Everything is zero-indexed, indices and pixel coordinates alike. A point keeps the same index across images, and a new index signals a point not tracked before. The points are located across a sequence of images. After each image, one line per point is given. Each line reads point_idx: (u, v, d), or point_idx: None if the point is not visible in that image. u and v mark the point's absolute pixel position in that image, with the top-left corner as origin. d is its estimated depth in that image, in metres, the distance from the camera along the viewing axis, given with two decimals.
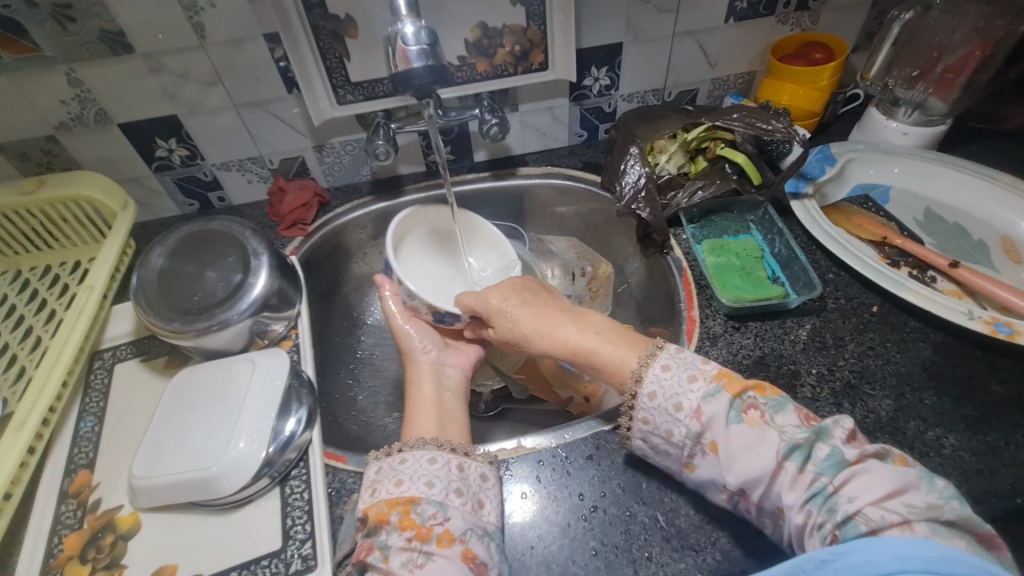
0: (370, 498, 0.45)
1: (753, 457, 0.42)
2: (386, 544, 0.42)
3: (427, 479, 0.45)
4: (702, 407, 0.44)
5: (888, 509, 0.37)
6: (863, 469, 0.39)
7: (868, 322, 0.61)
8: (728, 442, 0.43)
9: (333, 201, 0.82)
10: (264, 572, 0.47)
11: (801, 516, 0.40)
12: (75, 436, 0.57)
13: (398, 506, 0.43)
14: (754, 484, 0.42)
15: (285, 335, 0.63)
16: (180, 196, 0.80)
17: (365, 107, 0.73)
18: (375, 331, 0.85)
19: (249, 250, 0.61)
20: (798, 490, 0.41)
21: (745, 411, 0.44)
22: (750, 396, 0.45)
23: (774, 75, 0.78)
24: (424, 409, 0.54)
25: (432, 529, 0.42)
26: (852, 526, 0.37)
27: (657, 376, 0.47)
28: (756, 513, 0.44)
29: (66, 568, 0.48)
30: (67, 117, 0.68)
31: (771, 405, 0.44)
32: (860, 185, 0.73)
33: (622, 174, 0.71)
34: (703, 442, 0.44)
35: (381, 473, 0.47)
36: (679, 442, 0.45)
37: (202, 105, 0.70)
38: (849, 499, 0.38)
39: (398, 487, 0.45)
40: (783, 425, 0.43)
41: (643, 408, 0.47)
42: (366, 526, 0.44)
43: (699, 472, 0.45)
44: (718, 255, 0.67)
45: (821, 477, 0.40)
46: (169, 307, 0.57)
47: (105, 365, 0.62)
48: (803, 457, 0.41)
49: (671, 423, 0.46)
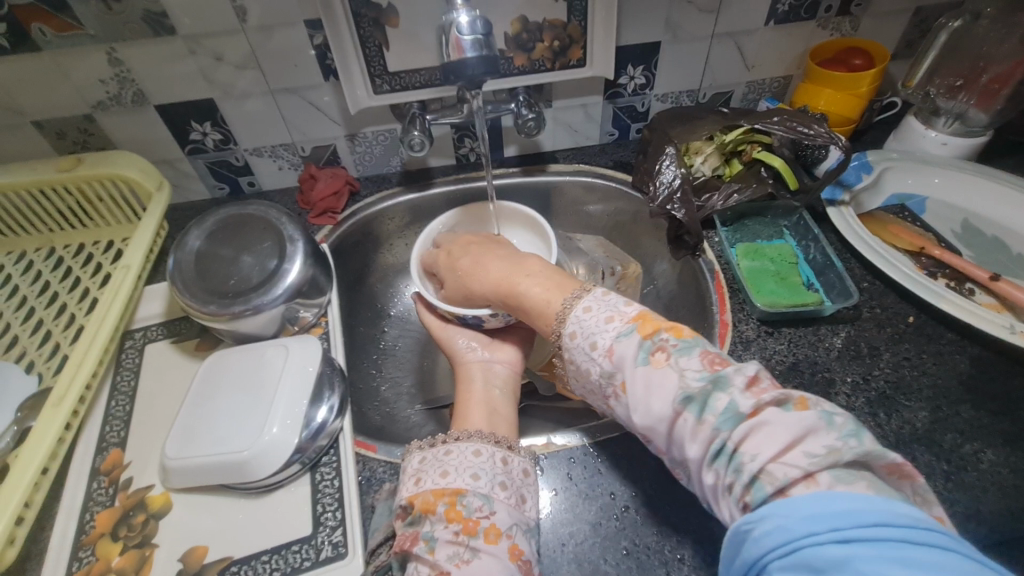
0: (415, 487, 0.45)
1: (650, 401, 0.41)
2: (431, 535, 0.42)
3: (473, 472, 0.45)
4: (614, 347, 0.44)
5: (788, 464, 0.34)
6: (760, 421, 0.36)
7: (904, 332, 0.60)
8: (634, 383, 0.42)
9: (362, 190, 0.82)
10: (294, 557, 0.47)
11: (713, 477, 0.37)
12: (106, 415, 0.57)
13: (444, 497, 0.43)
14: (660, 430, 0.40)
15: (315, 323, 0.63)
16: (211, 179, 0.80)
17: (401, 97, 0.73)
18: (399, 322, 0.85)
19: (285, 236, 0.61)
20: (700, 443, 0.38)
21: (653, 353, 0.42)
22: (661, 337, 0.43)
23: (811, 79, 0.77)
24: (474, 406, 0.54)
25: (479, 522, 0.42)
26: (759, 488, 0.34)
27: (578, 317, 0.48)
28: (669, 466, 0.42)
29: (98, 544, 0.49)
30: (105, 96, 0.68)
31: (679, 347, 0.42)
32: (896, 194, 0.72)
33: (657, 174, 0.71)
34: (616, 382, 0.44)
35: (426, 463, 0.47)
36: (597, 380, 0.45)
37: (239, 89, 0.70)
38: (751, 457, 0.35)
39: (445, 478, 0.45)
40: (685, 369, 0.40)
41: (568, 348, 0.47)
42: (409, 515, 0.45)
43: (619, 413, 0.44)
44: (752, 259, 0.66)
45: (719, 432, 0.37)
46: (205, 290, 0.57)
47: (136, 345, 0.63)
48: (699, 407, 0.38)
49: (588, 362, 0.46)
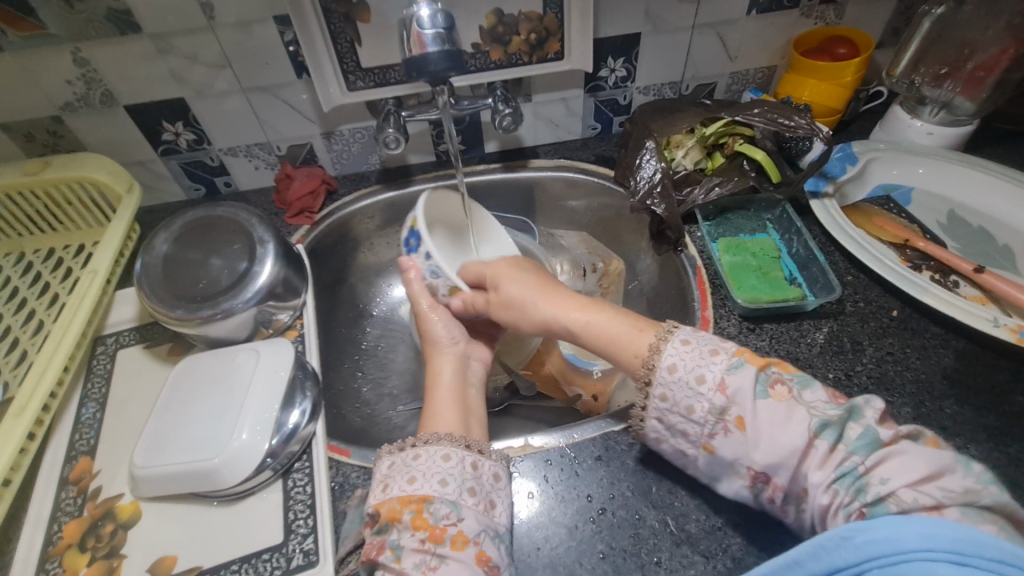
0: (382, 494, 0.44)
1: (780, 435, 0.41)
2: (398, 543, 0.42)
3: (441, 477, 0.44)
4: (726, 380, 0.44)
5: (922, 492, 0.36)
6: (898, 450, 0.38)
7: (887, 326, 0.59)
8: (755, 415, 0.42)
9: (341, 189, 0.81)
10: (264, 565, 0.47)
11: (827, 496, 0.39)
12: (76, 423, 0.56)
13: (410, 504, 0.43)
14: (780, 466, 0.41)
15: (290, 325, 0.62)
16: (186, 180, 0.79)
17: (375, 94, 0.71)
18: (380, 322, 0.84)
19: (255, 237, 0.59)
20: (827, 469, 0.40)
21: (772, 385, 0.44)
22: (775, 371, 0.45)
23: (795, 69, 0.76)
24: (445, 402, 0.53)
25: (445, 530, 0.42)
26: (882, 507, 0.36)
27: (675, 349, 0.47)
28: (778, 501, 0.43)
29: (65, 556, 0.48)
30: (73, 98, 0.67)
31: (798, 381, 0.44)
32: (881, 185, 0.71)
33: (636, 168, 0.70)
34: (728, 418, 0.44)
35: (394, 469, 0.46)
36: (700, 419, 0.44)
37: (211, 88, 0.69)
38: (882, 481, 0.37)
39: (411, 484, 0.44)
40: (809, 402, 0.43)
41: (663, 382, 0.46)
42: (376, 523, 0.44)
43: (721, 451, 0.44)
44: (734, 254, 0.65)
45: (854, 456, 0.39)
46: (172, 295, 0.56)
47: (108, 351, 0.61)
48: (835, 436, 0.40)
49: (693, 397, 0.45)
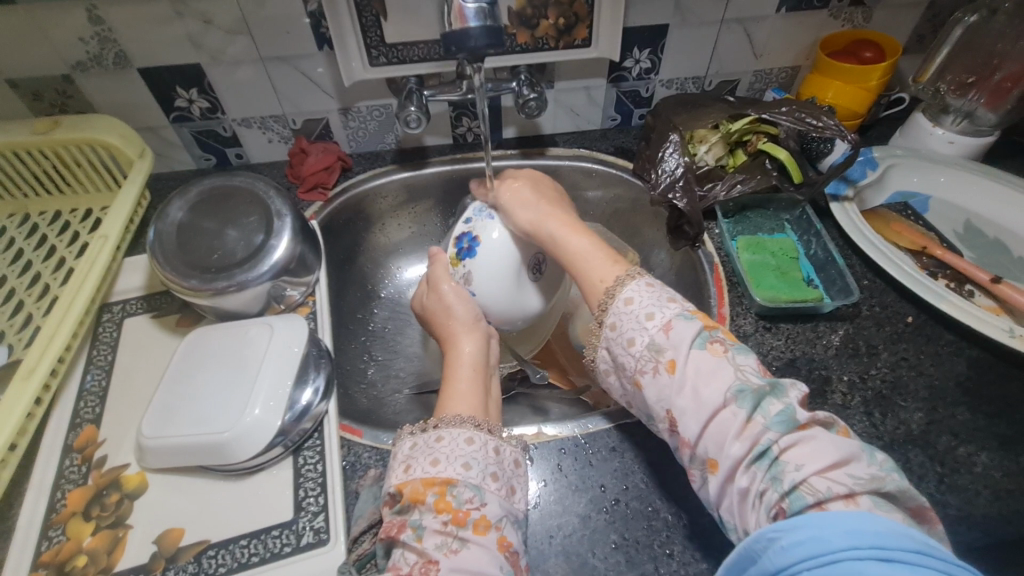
0: (404, 475, 0.44)
1: (701, 386, 0.41)
2: (419, 523, 0.41)
3: (464, 461, 0.43)
4: (672, 323, 0.45)
5: (833, 480, 0.35)
6: (810, 435, 0.38)
7: (902, 332, 0.59)
8: (685, 364, 0.43)
9: (355, 167, 0.80)
10: (274, 542, 0.46)
11: (745, 478, 0.38)
12: (81, 390, 0.55)
13: (434, 486, 0.42)
14: (697, 417, 0.41)
15: (302, 302, 0.61)
16: (197, 150, 0.77)
17: (397, 71, 0.70)
18: (389, 304, 0.83)
19: (273, 209, 0.58)
20: (743, 441, 0.39)
21: (710, 341, 0.44)
22: (719, 334, 0.45)
23: (820, 70, 0.75)
24: (466, 382, 0.51)
25: (468, 513, 0.41)
26: (797, 497, 0.35)
27: (619, 310, 0.48)
28: (688, 462, 0.42)
29: (69, 524, 0.47)
30: (86, 57, 0.65)
31: (734, 346, 0.44)
32: (900, 191, 0.71)
33: (659, 161, 0.69)
34: (661, 359, 0.44)
35: (416, 449, 0.45)
36: (637, 352, 0.45)
37: (229, 55, 0.67)
38: (796, 467, 0.36)
39: (435, 466, 0.43)
40: (740, 365, 0.42)
41: (616, 313, 0.48)
42: (397, 502, 0.43)
43: (645, 389, 0.44)
44: (753, 252, 0.65)
45: (769, 433, 0.38)
46: (187, 264, 0.54)
47: (114, 319, 0.60)
48: (753, 405, 0.39)
49: (637, 330, 0.46)
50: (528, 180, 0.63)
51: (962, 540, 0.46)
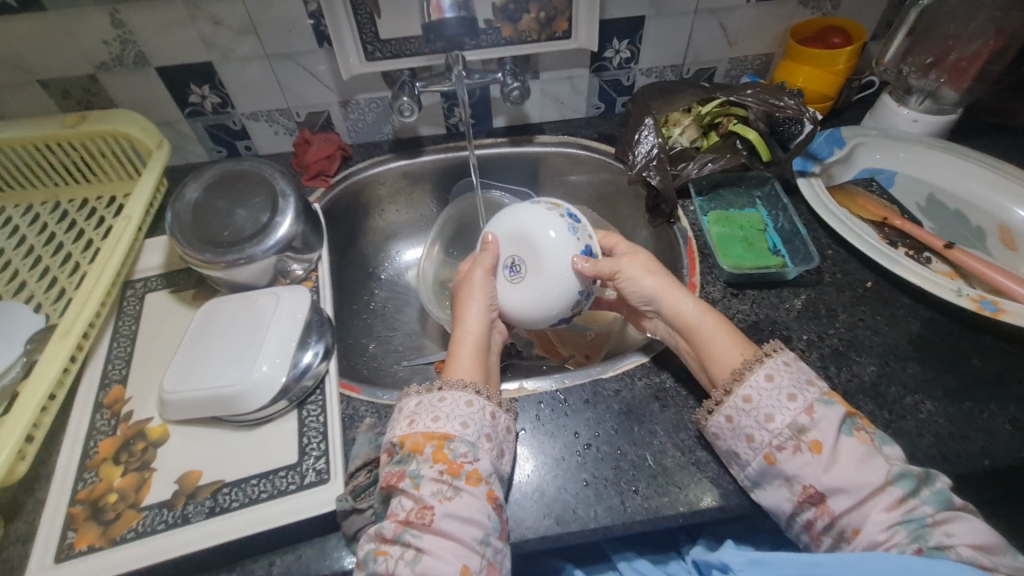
0: (406, 428, 0.49)
1: (855, 467, 0.43)
2: (417, 473, 0.46)
3: (462, 420, 0.49)
4: (815, 407, 0.45)
5: (979, 553, 0.39)
6: (962, 516, 0.41)
7: (861, 295, 0.63)
8: (834, 443, 0.44)
9: (355, 156, 0.85)
10: (281, 480, 0.51)
11: (883, 535, 0.41)
12: (109, 356, 0.61)
13: (433, 440, 0.47)
14: (850, 495, 0.42)
15: (305, 277, 0.67)
16: (209, 142, 0.83)
17: (391, 65, 0.75)
18: (388, 285, 0.89)
19: (278, 190, 0.64)
20: (892, 513, 0.41)
21: (856, 429, 0.45)
22: (858, 420, 0.46)
23: (790, 57, 0.80)
24: (470, 357, 0.56)
25: (462, 466, 0.46)
26: (941, 555, 0.39)
27: (758, 383, 0.48)
28: (819, 532, 0.44)
29: (101, 468, 0.53)
30: (108, 57, 0.71)
31: (877, 435, 0.46)
32: (867, 168, 0.76)
33: (635, 144, 0.74)
34: (803, 439, 0.45)
35: (420, 407, 0.50)
36: (776, 429, 0.46)
37: (238, 54, 0.73)
38: (947, 534, 0.40)
39: (436, 422, 0.48)
40: (889, 455, 0.44)
41: (752, 387, 0.48)
42: (398, 451, 0.48)
43: (781, 465, 0.45)
44: (722, 226, 0.69)
45: (927, 507, 0.41)
46: (201, 240, 0.60)
47: (137, 294, 0.66)
48: (914, 488, 0.42)
49: (775, 408, 0.46)
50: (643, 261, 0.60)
51: None
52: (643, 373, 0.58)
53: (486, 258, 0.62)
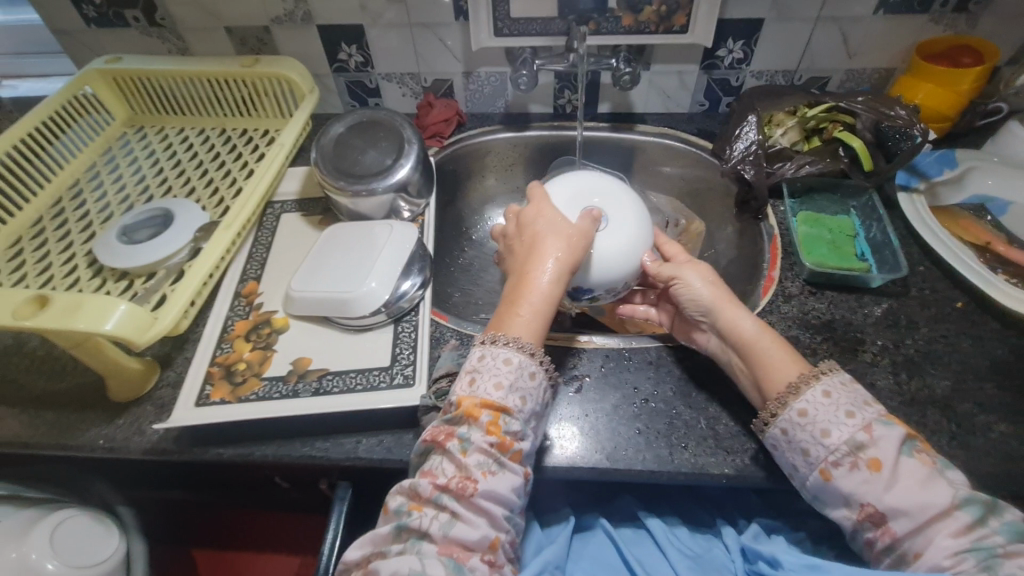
0: (467, 388, 0.50)
1: (918, 491, 0.44)
2: (467, 437, 0.48)
3: (521, 394, 0.50)
4: (874, 425, 0.46)
5: None
6: None
7: (947, 313, 0.62)
8: (895, 465, 0.44)
9: (468, 124, 0.94)
10: (374, 377, 0.60)
11: (949, 562, 0.42)
12: (249, 257, 0.73)
13: (490, 409, 0.49)
14: (908, 519, 0.44)
15: (413, 220, 0.76)
16: (347, 97, 0.95)
17: (516, 42, 0.83)
18: (478, 245, 0.97)
19: (405, 138, 0.73)
20: (959, 540, 0.42)
21: (917, 450, 0.46)
22: (919, 444, 0.47)
23: (914, 73, 0.78)
24: (539, 310, 0.53)
25: (511, 443, 0.48)
26: None
27: (815, 397, 0.48)
28: (879, 548, 0.45)
29: (235, 342, 0.64)
30: (283, 13, 0.84)
31: (940, 459, 0.46)
32: (978, 194, 0.73)
33: (734, 139, 0.76)
34: (862, 456, 0.45)
35: (483, 363, 0.51)
36: (833, 445, 0.46)
37: (386, 20, 0.84)
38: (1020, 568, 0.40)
39: (496, 391, 0.50)
40: (951, 477, 0.45)
41: (810, 400, 0.48)
42: (454, 411, 0.50)
43: (836, 479, 0.46)
44: (811, 227, 0.70)
45: (998, 536, 0.42)
46: (337, 170, 0.71)
47: (276, 212, 0.78)
48: (980, 515, 0.43)
49: (833, 423, 0.47)
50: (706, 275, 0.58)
51: None
52: None
53: (591, 223, 0.59)
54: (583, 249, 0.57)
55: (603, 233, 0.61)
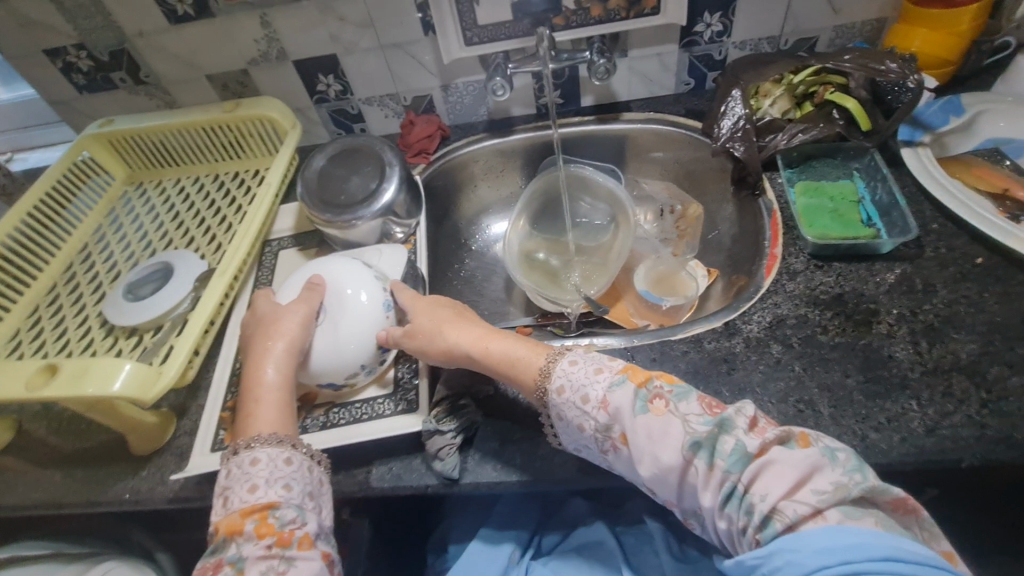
0: (222, 511, 0.47)
1: (658, 450, 0.44)
2: (236, 558, 0.44)
3: (285, 483, 0.49)
4: (608, 398, 0.48)
5: (798, 501, 0.39)
6: (769, 459, 0.41)
7: (968, 272, 0.59)
8: (634, 434, 0.45)
9: (452, 136, 0.93)
10: (380, 406, 0.60)
11: (725, 521, 0.42)
12: (252, 298, 0.74)
13: (252, 515, 0.46)
14: (667, 482, 0.44)
15: (406, 241, 0.76)
16: (332, 126, 0.96)
17: (488, 48, 0.82)
18: (478, 255, 0.96)
19: (386, 162, 0.73)
20: (711, 490, 0.42)
21: (651, 400, 0.46)
22: (655, 385, 0.47)
23: (905, 20, 0.74)
24: (273, 406, 0.53)
25: (291, 533, 0.46)
26: (770, 526, 0.39)
27: (564, 370, 0.51)
28: (681, 514, 0.46)
29: (245, 384, 0.65)
30: (258, 54, 0.85)
31: (674, 394, 0.46)
32: (991, 138, 0.69)
33: (720, 116, 0.73)
34: (612, 435, 0.47)
35: (232, 480, 0.49)
36: (591, 434, 0.48)
37: (358, 46, 0.84)
38: (760, 497, 0.40)
39: (253, 494, 0.47)
40: (685, 415, 0.45)
41: (555, 404, 0.50)
42: (213, 542, 0.46)
43: (620, 463, 0.48)
44: (810, 197, 0.67)
45: (728, 475, 0.41)
46: (323, 202, 0.71)
47: (274, 250, 0.80)
48: (708, 453, 0.42)
49: (580, 416, 0.49)
50: (441, 308, 0.61)
51: (994, 458, 0.48)
52: (713, 337, 0.59)
53: (312, 298, 0.60)
54: (303, 326, 0.58)
55: (323, 324, 0.60)
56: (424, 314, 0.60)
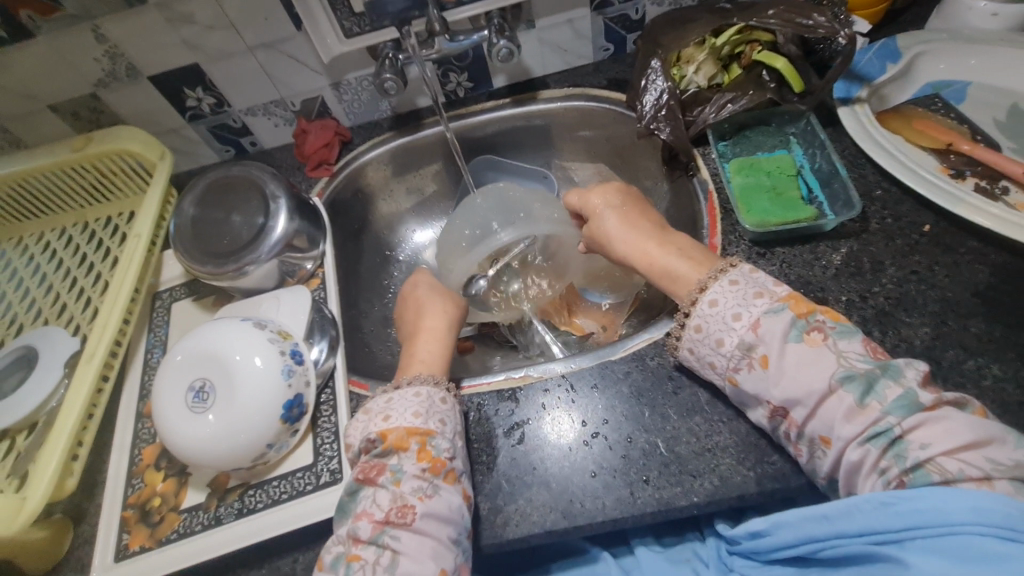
0: (384, 424, 0.49)
1: (803, 374, 0.42)
2: (398, 468, 0.46)
3: (440, 417, 0.50)
4: (761, 321, 0.44)
5: (967, 463, 0.36)
6: (941, 415, 0.38)
7: (916, 243, 0.54)
8: (782, 357, 0.43)
9: (355, 139, 0.83)
10: (299, 482, 0.53)
11: (857, 453, 0.39)
12: (146, 365, 0.65)
13: (416, 436, 0.48)
14: (799, 404, 0.42)
15: (313, 274, 0.67)
16: (216, 143, 0.84)
17: (372, 38, 0.72)
18: (407, 266, 0.88)
19: (268, 192, 0.63)
20: (855, 425, 0.40)
21: (808, 331, 0.43)
22: (817, 319, 0.44)
23: None
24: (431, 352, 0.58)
25: (443, 463, 0.47)
26: (922, 474, 0.37)
27: (722, 289, 0.47)
28: (794, 441, 0.44)
29: (146, 474, 0.57)
30: (103, 74, 0.72)
31: (838, 330, 0.43)
32: (930, 82, 0.64)
33: (642, 91, 0.65)
34: (754, 355, 0.44)
35: (391, 402, 0.50)
36: (728, 352, 0.45)
37: (221, 51, 0.72)
38: (921, 446, 0.38)
39: (418, 419, 0.49)
40: (844, 354, 0.42)
41: (700, 315, 0.47)
42: (379, 445, 0.48)
43: (742, 387, 0.45)
44: (746, 176, 0.61)
45: (889, 417, 0.39)
46: (203, 251, 0.62)
47: (164, 304, 0.69)
48: (864, 390, 0.40)
49: (725, 331, 0.46)
50: (610, 193, 0.62)
51: None
52: (655, 352, 0.54)
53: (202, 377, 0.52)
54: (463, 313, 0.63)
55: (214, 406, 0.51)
56: (598, 194, 0.62)
